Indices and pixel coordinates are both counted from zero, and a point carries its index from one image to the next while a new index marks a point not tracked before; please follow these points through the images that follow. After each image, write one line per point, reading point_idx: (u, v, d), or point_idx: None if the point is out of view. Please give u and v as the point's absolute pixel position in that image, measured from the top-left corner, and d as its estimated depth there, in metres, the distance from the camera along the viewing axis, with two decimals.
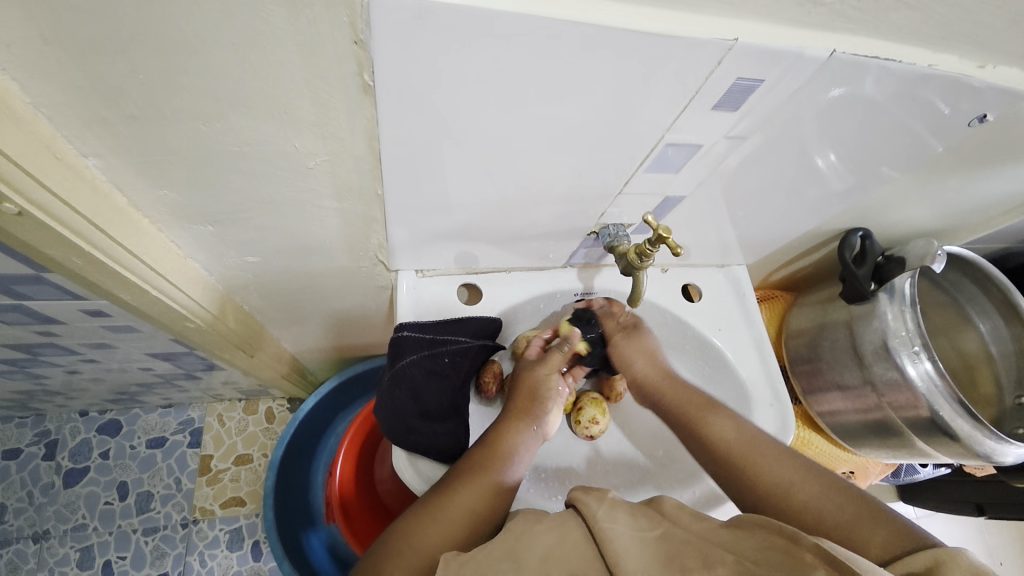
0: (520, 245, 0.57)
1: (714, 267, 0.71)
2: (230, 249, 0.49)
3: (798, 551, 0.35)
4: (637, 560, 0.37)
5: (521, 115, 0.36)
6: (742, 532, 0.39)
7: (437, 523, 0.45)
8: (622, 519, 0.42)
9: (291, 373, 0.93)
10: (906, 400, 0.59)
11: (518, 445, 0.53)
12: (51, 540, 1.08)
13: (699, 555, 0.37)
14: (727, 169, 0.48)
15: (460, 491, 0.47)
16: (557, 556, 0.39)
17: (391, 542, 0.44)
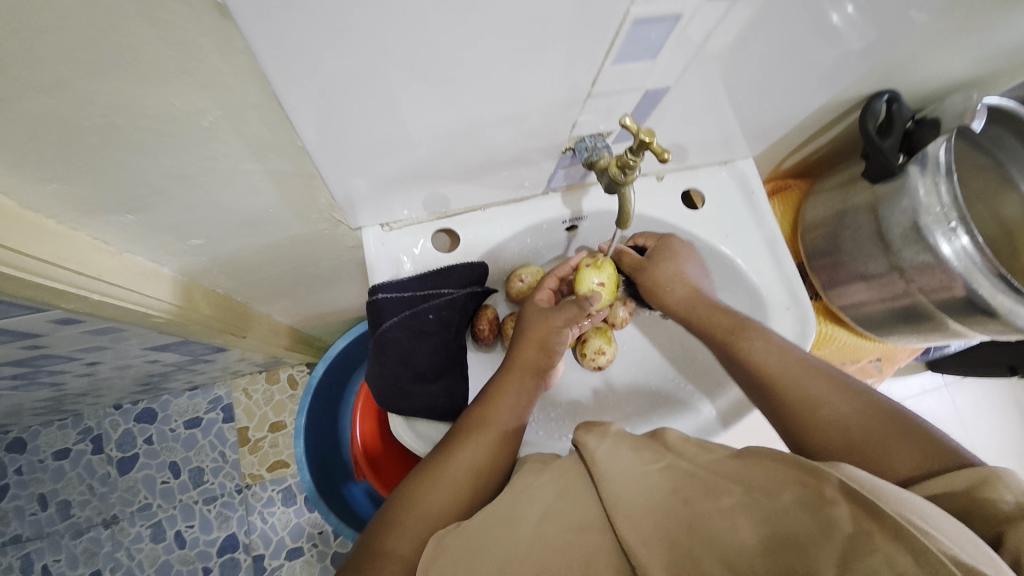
0: (489, 177, 0.50)
1: (716, 165, 0.63)
2: (168, 234, 0.44)
3: (819, 485, 0.32)
4: (642, 503, 0.35)
5: (442, 14, 0.28)
6: (752, 463, 0.36)
7: (439, 487, 0.43)
8: (626, 457, 0.40)
9: (295, 343, 0.92)
10: (940, 282, 0.54)
11: (519, 394, 0.51)
12: (122, 521, 1.17)
13: (705, 492, 0.35)
14: (718, 44, 0.40)
15: (461, 450, 0.45)
16: (555, 513, 0.38)
17: (392, 511, 0.42)
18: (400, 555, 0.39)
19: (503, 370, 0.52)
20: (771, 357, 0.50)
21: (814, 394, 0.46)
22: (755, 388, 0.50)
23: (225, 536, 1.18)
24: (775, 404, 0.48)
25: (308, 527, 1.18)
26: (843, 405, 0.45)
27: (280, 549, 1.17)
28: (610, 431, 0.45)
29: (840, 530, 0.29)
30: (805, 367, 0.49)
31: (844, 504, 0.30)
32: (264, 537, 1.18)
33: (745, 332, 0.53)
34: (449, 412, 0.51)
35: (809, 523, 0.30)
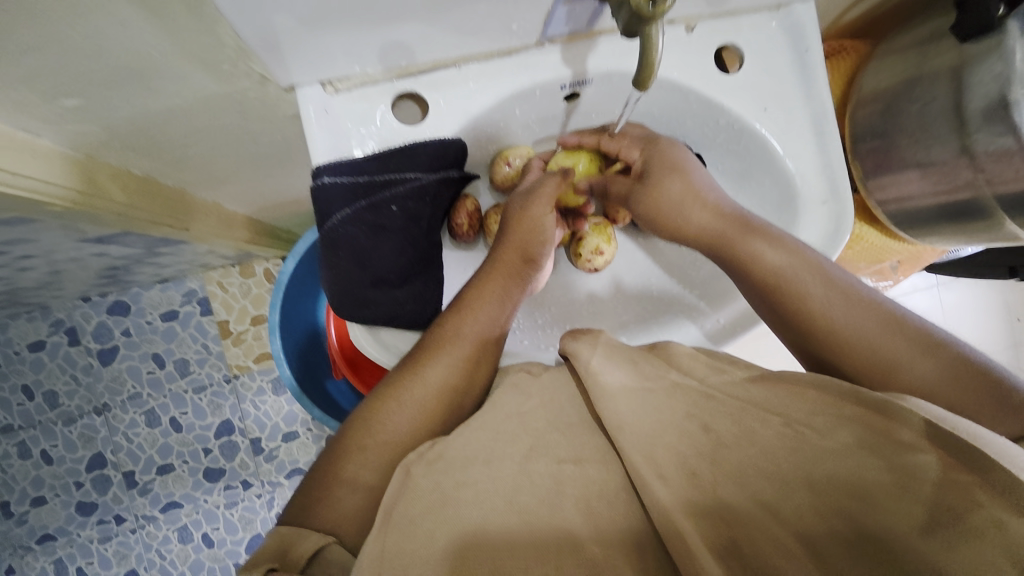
0: (465, 14, 0.36)
1: (765, 10, 0.48)
2: (21, 90, 0.32)
3: (892, 428, 0.29)
4: (660, 433, 0.34)
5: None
6: (788, 390, 0.34)
7: (401, 407, 0.38)
8: (626, 378, 0.38)
9: (259, 236, 0.82)
10: (1016, 172, 0.44)
11: (497, 304, 0.44)
12: (113, 408, 1.19)
13: (733, 424, 0.33)
14: None
15: (428, 368, 0.40)
16: (547, 445, 0.35)
17: (350, 430, 0.38)
18: (359, 480, 0.35)
19: (479, 274, 0.45)
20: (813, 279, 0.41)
21: (882, 338, 0.38)
22: (793, 321, 0.41)
23: (220, 422, 1.22)
24: (817, 343, 0.40)
25: (302, 414, 1.22)
26: (924, 355, 0.37)
27: (276, 432, 1.22)
28: (602, 337, 0.42)
29: (920, 474, 0.27)
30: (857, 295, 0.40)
31: (928, 451, 0.28)
32: (259, 422, 1.22)
33: (775, 245, 0.42)
34: (420, 321, 0.44)
35: (871, 464, 0.28)
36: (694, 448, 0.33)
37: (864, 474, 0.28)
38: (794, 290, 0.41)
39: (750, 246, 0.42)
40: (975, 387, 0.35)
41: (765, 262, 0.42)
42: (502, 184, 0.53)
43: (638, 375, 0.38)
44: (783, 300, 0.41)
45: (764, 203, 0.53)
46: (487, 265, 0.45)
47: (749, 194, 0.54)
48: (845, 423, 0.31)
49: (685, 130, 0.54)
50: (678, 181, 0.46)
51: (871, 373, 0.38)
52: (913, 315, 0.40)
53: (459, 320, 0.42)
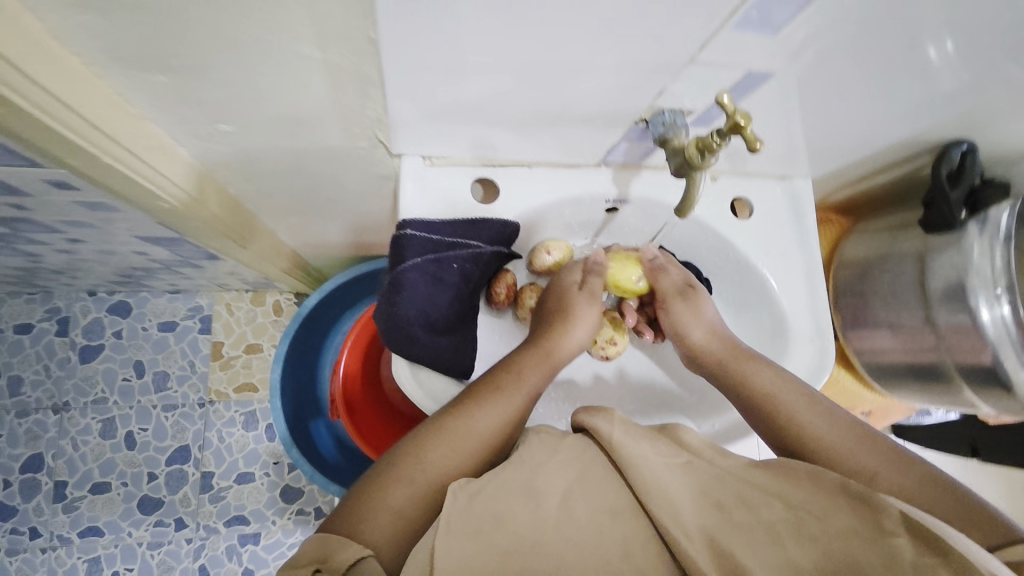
0: (551, 133, 0.46)
1: (772, 178, 0.60)
2: (197, 113, 0.40)
3: (877, 517, 0.32)
4: (679, 495, 0.37)
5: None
6: (785, 475, 0.37)
7: (449, 445, 0.42)
8: (646, 448, 0.41)
9: (292, 268, 0.88)
10: (970, 346, 0.52)
11: (542, 371, 0.50)
12: (73, 410, 1.14)
13: (741, 502, 0.36)
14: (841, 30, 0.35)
15: (478, 414, 0.44)
16: (582, 494, 0.38)
17: (394, 458, 0.41)
18: (398, 507, 0.38)
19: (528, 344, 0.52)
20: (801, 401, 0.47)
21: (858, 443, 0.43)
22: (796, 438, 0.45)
23: (178, 446, 1.16)
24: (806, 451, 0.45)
25: (265, 456, 1.16)
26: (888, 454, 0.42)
27: (231, 470, 1.15)
28: (617, 416, 0.44)
29: (901, 560, 0.30)
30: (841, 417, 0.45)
31: (904, 536, 0.31)
32: (218, 455, 1.16)
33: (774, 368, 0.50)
34: (452, 368, 0.49)
35: (870, 552, 0.31)
36: (707, 516, 0.35)
37: (869, 561, 0.31)
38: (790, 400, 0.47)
39: (739, 374, 0.50)
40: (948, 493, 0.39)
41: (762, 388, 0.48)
42: (538, 268, 0.60)
43: (657, 449, 0.41)
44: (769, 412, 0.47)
45: (759, 331, 0.61)
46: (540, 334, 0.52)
47: (747, 320, 0.62)
48: (842, 512, 0.34)
49: (698, 257, 0.63)
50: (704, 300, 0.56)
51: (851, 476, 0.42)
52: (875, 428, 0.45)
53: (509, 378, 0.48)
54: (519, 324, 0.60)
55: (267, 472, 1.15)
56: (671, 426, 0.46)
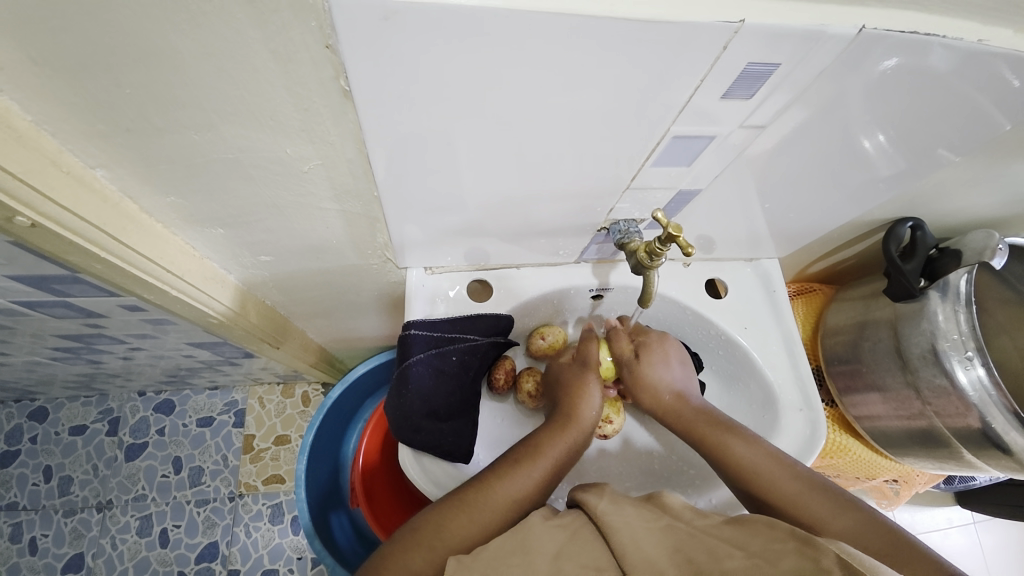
0: (529, 242, 0.55)
1: (741, 260, 0.66)
2: (245, 251, 0.50)
3: (816, 555, 0.37)
4: (651, 547, 0.41)
5: (533, 104, 0.33)
6: (748, 529, 0.42)
7: (472, 513, 0.46)
8: (629, 515, 0.45)
9: (319, 362, 0.95)
10: (955, 409, 0.55)
11: (563, 448, 0.53)
12: (114, 508, 1.20)
13: (707, 556, 0.39)
14: (757, 150, 0.42)
15: (500, 482, 0.48)
16: (568, 554, 0.41)
17: (420, 527, 0.45)
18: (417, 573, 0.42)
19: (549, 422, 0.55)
20: (768, 465, 0.50)
21: (803, 495, 0.47)
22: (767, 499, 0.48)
23: (207, 542, 1.18)
24: (771, 509, 0.48)
25: (289, 551, 1.17)
26: (844, 511, 0.46)
27: (256, 568, 1.16)
28: (607, 491, 0.50)
29: None
30: (804, 476, 0.49)
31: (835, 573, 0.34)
32: (244, 551, 1.17)
33: (723, 429, 0.53)
34: (454, 453, 0.54)
35: None
36: (677, 566, 0.38)
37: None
38: (744, 466, 0.50)
39: (719, 437, 0.53)
40: (883, 539, 0.43)
41: (739, 454, 0.51)
42: (534, 353, 0.65)
43: (642, 517, 0.45)
44: (743, 474, 0.50)
45: (750, 403, 0.63)
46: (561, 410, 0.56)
47: (738, 392, 0.65)
48: (792, 554, 0.38)
49: (684, 334, 0.68)
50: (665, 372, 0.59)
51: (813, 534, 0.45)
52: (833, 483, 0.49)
53: (528, 456, 0.51)
54: (520, 406, 0.66)
55: (291, 568, 1.15)
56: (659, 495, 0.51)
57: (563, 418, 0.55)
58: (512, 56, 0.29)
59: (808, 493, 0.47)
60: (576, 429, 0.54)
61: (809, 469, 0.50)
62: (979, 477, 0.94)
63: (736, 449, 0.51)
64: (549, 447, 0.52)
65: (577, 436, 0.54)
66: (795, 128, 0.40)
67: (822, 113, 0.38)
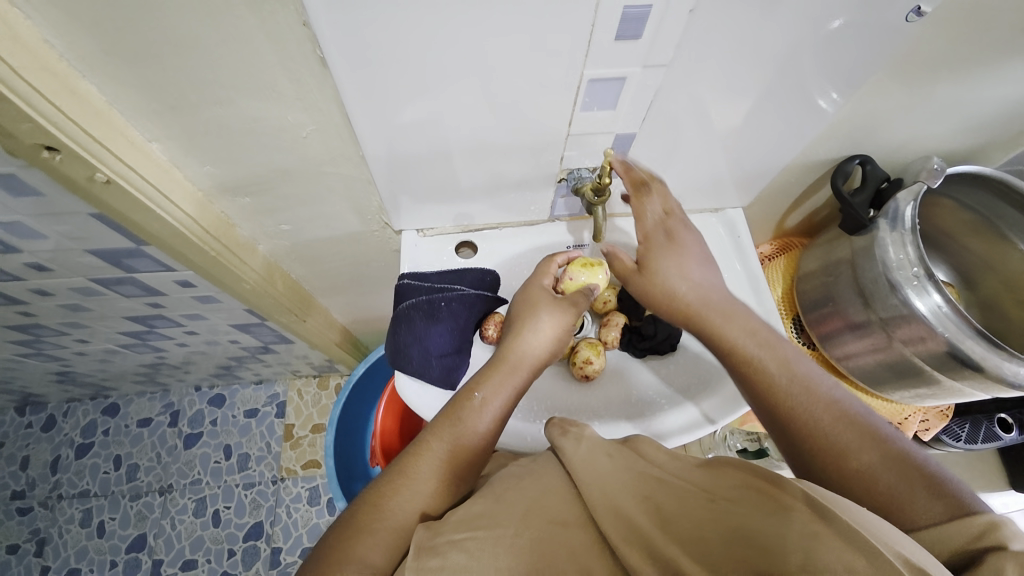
0: (501, 200, 0.62)
1: (707, 212, 0.71)
2: (267, 219, 0.61)
3: (780, 495, 0.37)
4: (618, 491, 0.43)
5: (468, 61, 0.42)
6: (715, 472, 0.42)
7: (411, 483, 0.49)
8: (598, 462, 0.47)
9: (344, 342, 1.06)
10: (915, 332, 0.58)
11: (503, 387, 0.56)
12: (174, 491, 1.34)
13: (674, 499, 0.41)
14: (677, 93, 0.49)
15: (436, 445, 0.51)
16: (540, 509, 0.45)
17: (361, 509, 0.47)
18: (365, 557, 0.43)
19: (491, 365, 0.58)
20: (780, 375, 0.49)
21: (842, 432, 0.44)
22: (779, 419, 0.48)
23: (254, 522, 1.30)
24: (783, 429, 0.48)
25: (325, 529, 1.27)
26: (866, 443, 0.43)
27: (297, 546, 1.26)
28: (585, 433, 0.51)
29: (792, 528, 0.33)
30: (828, 400, 0.47)
31: (798, 510, 0.35)
32: (286, 530, 1.28)
33: (762, 347, 0.51)
34: (441, 380, 0.60)
35: (768, 522, 0.35)
36: (643, 513, 0.40)
37: (775, 534, 0.34)
38: (779, 393, 0.48)
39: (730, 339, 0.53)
40: (905, 476, 0.41)
41: (753, 362, 0.51)
42: None
43: (611, 460, 0.47)
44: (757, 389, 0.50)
45: None
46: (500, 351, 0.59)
47: None
48: (757, 497, 0.37)
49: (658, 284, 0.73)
50: (708, 273, 0.58)
51: (827, 460, 0.44)
52: (865, 410, 0.47)
53: (468, 405, 0.54)
54: None
55: None
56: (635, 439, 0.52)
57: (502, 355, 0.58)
58: (441, 23, 0.38)
59: (829, 419, 0.45)
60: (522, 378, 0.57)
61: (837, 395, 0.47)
62: (1003, 434, 0.91)
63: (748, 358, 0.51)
64: (484, 395, 0.55)
65: (514, 378, 0.57)
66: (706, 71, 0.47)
67: (721, 56, 0.45)
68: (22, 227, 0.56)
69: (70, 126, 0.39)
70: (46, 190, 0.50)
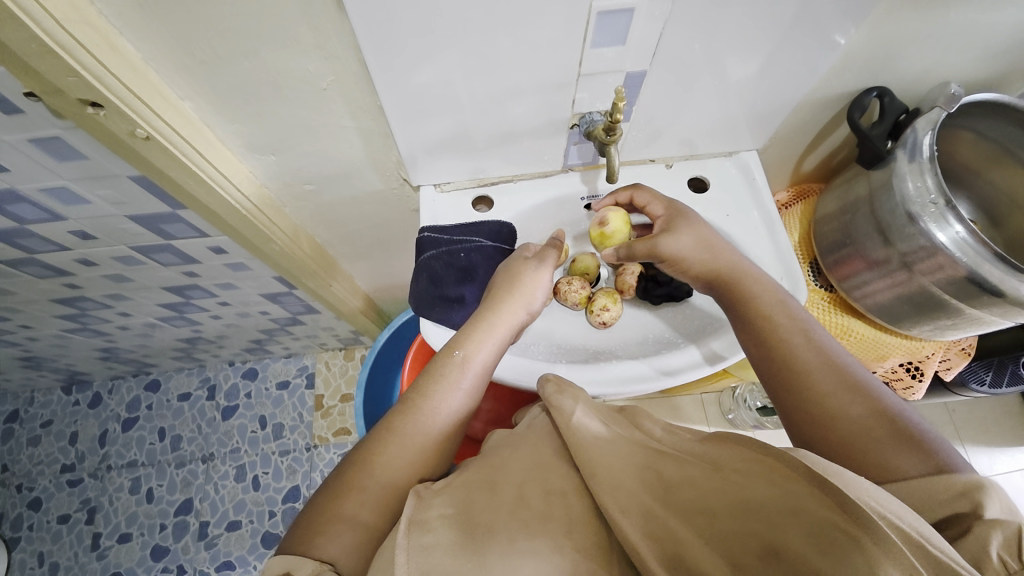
0: (515, 150, 0.64)
1: (721, 156, 0.71)
2: (293, 178, 0.63)
3: (784, 465, 0.36)
4: (616, 462, 0.44)
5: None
6: (726, 446, 0.42)
7: (399, 448, 0.50)
8: (594, 429, 0.49)
9: (368, 309, 1.10)
10: (936, 263, 0.57)
11: (491, 347, 0.59)
12: (216, 459, 1.41)
13: (678, 469, 0.42)
14: (688, 25, 0.49)
15: (420, 409, 0.53)
16: (533, 482, 0.45)
17: (350, 471, 0.49)
18: (353, 517, 0.45)
19: (470, 323, 0.61)
20: (792, 326, 0.52)
21: (832, 381, 0.47)
22: (782, 368, 0.50)
23: (291, 486, 1.37)
24: (787, 377, 0.50)
25: None
26: (856, 397, 0.46)
27: None
28: (582, 396, 0.54)
29: (810, 512, 0.33)
30: (828, 353, 0.49)
31: (808, 485, 0.34)
32: None
33: (787, 316, 0.53)
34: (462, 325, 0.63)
35: (777, 497, 0.35)
36: (647, 489, 0.41)
37: (785, 515, 0.34)
38: (784, 340, 0.51)
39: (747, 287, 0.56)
40: (897, 431, 0.43)
41: (766, 310, 0.54)
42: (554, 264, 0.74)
43: (608, 430, 0.49)
44: (767, 339, 0.52)
45: None
46: (478, 312, 0.61)
47: None
48: (766, 475, 0.37)
49: None
50: (706, 238, 0.60)
51: (820, 410, 0.46)
52: (858, 369, 0.49)
53: (452, 364, 0.56)
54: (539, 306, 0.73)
55: None
56: (636, 415, 0.53)
57: (481, 313, 0.61)
58: None
59: (828, 368, 0.48)
60: (470, 383, 0.56)
61: (837, 349, 0.50)
62: None
63: (763, 309, 0.54)
64: (470, 353, 0.58)
65: (502, 338, 0.60)
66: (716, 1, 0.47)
67: None
68: (68, 192, 0.59)
69: (110, 80, 0.42)
70: (90, 153, 0.53)
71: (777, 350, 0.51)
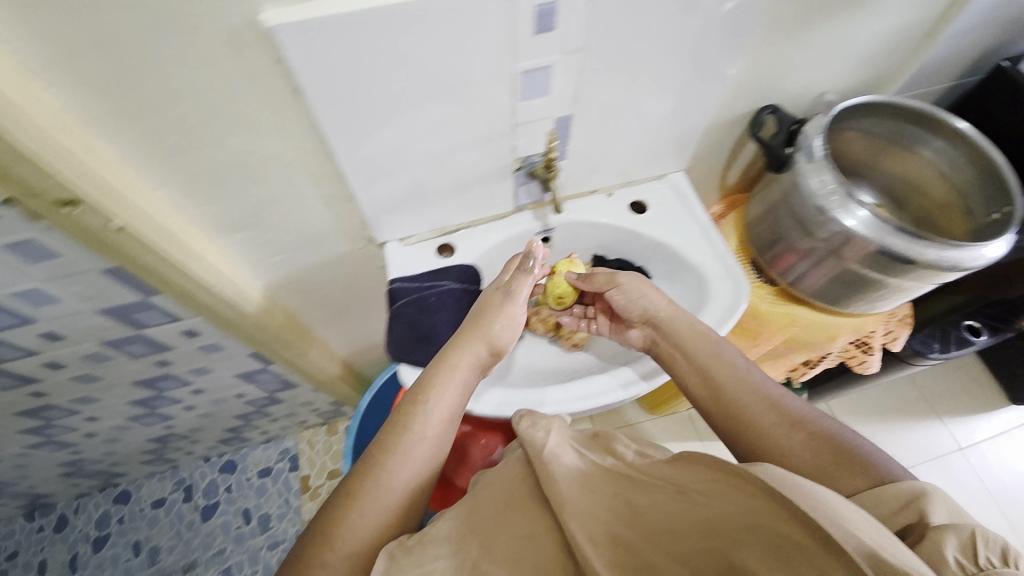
0: (467, 198, 0.70)
1: (654, 180, 0.80)
2: (263, 251, 0.67)
3: (747, 487, 0.37)
4: (581, 496, 0.45)
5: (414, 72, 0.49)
6: (683, 463, 0.43)
7: (361, 513, 0.49)
8: (563, 463, 0.49)
9: (347, 375, 1.10)
10: (851, 244, 0.65)
11: (453, 389, 0.58)
12: (199, 566, 1.31)
13: (646, 494, 0.44)
14: (599, 74, 0.57)
15: (386, 465, 0.51)
16: (506, 526, 0.46)
17: (319, 542, 0.47)
18: None
19: (428, 368, 0.59)
20: (724, 373, 0.56)
21: (771, 419, 0.51)
22: (726, 414, 0.54)
23: None
24: (731, 422, 0.54)
25: None
26: (795, 429, 0.49)
27: None
28: (550, 423, 0.54)
29: (765, 525, 0.35)
30: (761, 394, 0.53)
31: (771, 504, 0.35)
32: None
33: (718, 364, 0.57)
34: None
35: (735, 512, 0.37)
36: (620, 521, 0.43)
37: (747, 531, 0.36)
38: (719, 387, 0.55)
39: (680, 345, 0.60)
40: (833, 454, 0.46)
41: (697, 364, 0.58)
42: None
43: (581, 459, 0.49)
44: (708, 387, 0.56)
45: (691, 289, 0.74)
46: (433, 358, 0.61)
47: (681, 286, 0.76)
48: (725, 494, 0.38)
49: (626, 251, 0.80)
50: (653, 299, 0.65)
51: (769, 449, 0.50)
52: (796, 400, 0.53)
53: (414, 416, 0.55)
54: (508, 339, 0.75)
55: None
56: (606, 433, 0.55)
57: (439, 358, 0.60)
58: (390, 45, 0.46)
59: (761, 408, 0.52)
60: (434, 432, 0.54)
61: (769, 386, 0.54)
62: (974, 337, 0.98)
63: (697, 363, 0.58)
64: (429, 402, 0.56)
65: (463, 378, 0.60)
66: (619, 51, 0.55)
67: (626, 39, 0.54)
68: (40, 294, 0.60)
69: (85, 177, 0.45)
70: (63, 252, 0.55)
71: (717, 399, 0.55)
